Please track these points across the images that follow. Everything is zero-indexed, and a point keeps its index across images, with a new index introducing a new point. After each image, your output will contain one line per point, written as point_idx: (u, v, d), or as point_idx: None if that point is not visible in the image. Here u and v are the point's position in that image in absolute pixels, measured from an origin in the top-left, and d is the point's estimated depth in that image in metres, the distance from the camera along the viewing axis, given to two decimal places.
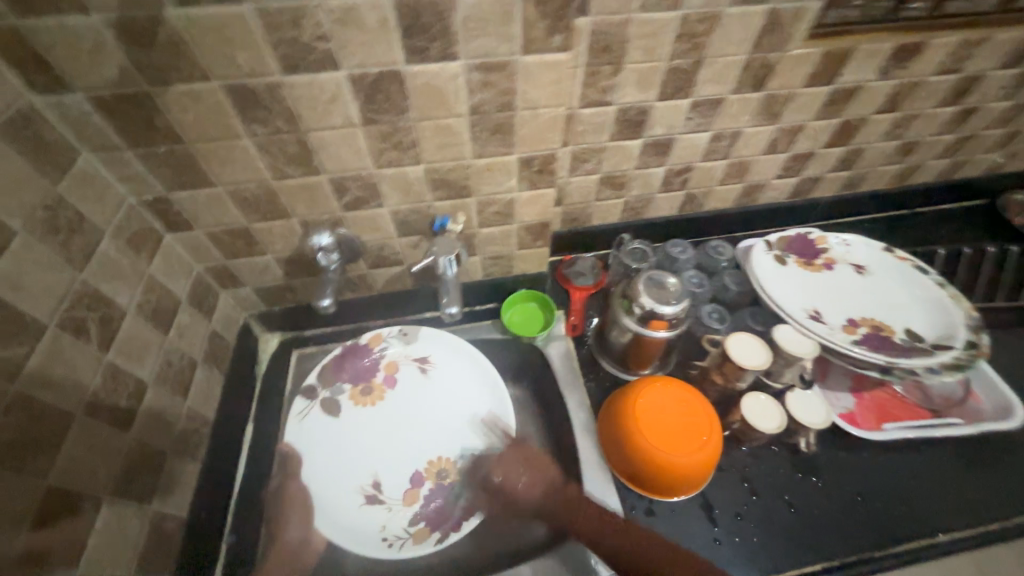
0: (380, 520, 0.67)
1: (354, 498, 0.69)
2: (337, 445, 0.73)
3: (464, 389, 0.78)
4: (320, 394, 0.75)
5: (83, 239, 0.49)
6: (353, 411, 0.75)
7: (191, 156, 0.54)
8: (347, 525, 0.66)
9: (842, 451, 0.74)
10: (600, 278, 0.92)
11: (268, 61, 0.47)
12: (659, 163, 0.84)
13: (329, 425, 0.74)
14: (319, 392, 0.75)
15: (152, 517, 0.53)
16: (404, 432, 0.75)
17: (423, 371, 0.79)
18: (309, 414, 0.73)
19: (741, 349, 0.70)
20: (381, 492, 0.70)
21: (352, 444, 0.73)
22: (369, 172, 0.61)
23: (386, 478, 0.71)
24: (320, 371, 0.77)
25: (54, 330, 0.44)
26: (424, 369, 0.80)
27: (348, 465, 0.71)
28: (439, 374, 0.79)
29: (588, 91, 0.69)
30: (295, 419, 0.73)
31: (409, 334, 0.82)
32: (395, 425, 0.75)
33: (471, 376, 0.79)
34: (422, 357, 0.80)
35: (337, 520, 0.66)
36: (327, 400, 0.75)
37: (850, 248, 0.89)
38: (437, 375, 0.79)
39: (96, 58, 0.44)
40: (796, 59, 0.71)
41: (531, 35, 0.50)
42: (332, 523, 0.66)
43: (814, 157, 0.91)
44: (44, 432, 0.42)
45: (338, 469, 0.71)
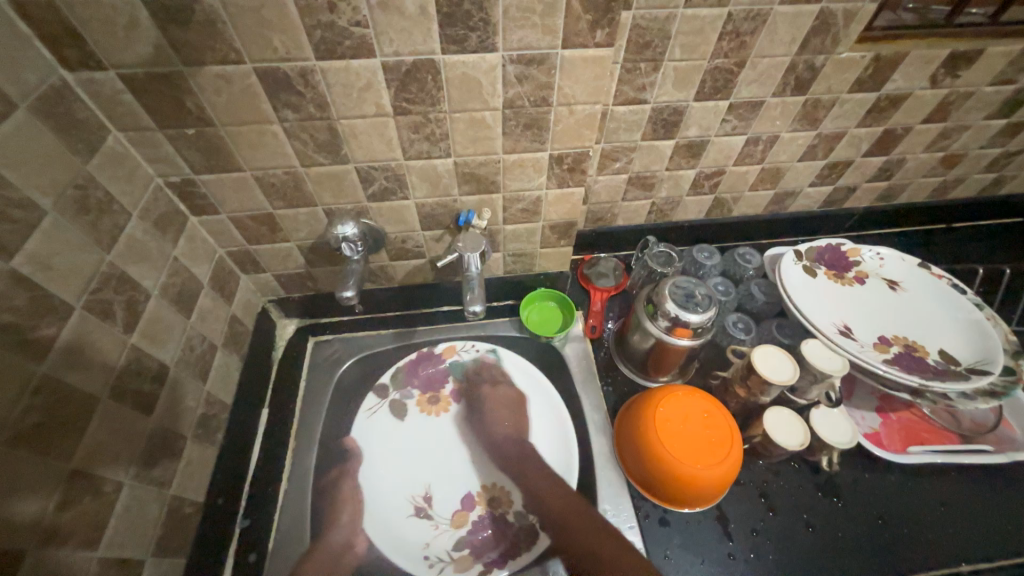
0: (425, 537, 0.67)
1: (405, 507, 0.69)
2: (394, 447, 0.74)
3: (528, 409, 0.78)
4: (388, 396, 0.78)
5: (111, 220, 0.49)
6: (417, 416, 0.77)
7: (221, 140, 0.53)
8: (386, 534, 0.66)
9: (865, 471, 0.72)
10: (623, 281, 0.90)
11: (304, 46, 0.46)
12: (691, 165, 0.81)
13: (390, 428, 0.75)
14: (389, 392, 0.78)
15: (170, 500, 0.53)
16: (459, 445, 0.75)
17: (491, 389, 0.80)
18: (377, 412, 0.76)
19: (768, 362, 0.67)
20: (430, 508, 0.69)
21: (412, 452, 0.74)
22: (397, 163, 0.59)
23: (437, 493, 0.71)
24: (394, 372, 0.80)
25: (81, 311, 0.44)
26: (491, 388, 0.80)
27: (403, 471, 0.72)
28: (508, 394, 0.80)
29: (624, 88, 0.67)
30: (362, 414, 0.76)
31: (477, 347, 0.83)
32: (459, 439, 0.76)
33: (543, 403, 0.79)
34: (492, 375, 0.81)
35: (385, 527, 0.67)
36: (396, 402, 0.78)
37: (884, 262, 0.86)
38: (503, 394, 0.79)
39: (132, 36, 0.43)
40: (844, 62, 0.68)
41: (575, 28, 0.48)
42: (382, 531, 0.66)
43: (852, 165, 0.87)
44: (70, 413, 0.42)
45: (394, 472, 0.72)
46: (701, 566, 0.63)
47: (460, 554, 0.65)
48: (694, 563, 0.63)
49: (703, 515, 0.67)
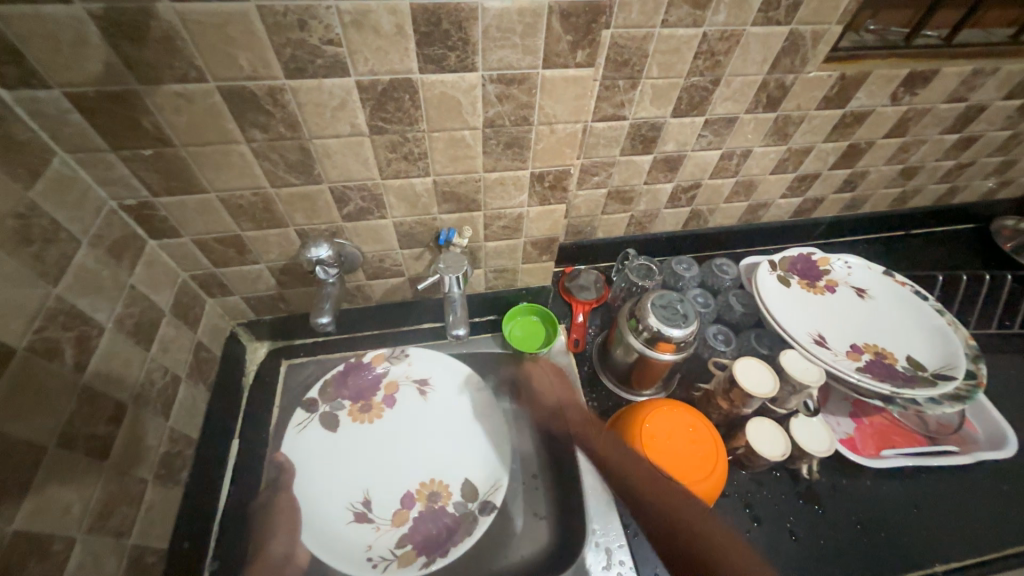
0: (367, 539, 0.64)
1: (343, 515, 0.66)
2: (325, 458, 0.70)
3: (466, 410, 0.77)
4: (318, 409, 0.73)
5: (58, 250, 0.45)
6: (349, 427, 0.73)
7: (182, 161, 0.50)
8: (313, 545, 0.62)
9: (841, 477, 0.74)
10: (604, 293, 0.90)
11: (272, 64, 0.43)
12: (668, 179, 0.82)
13: (326, 442, 0.71)
14: (319, 406, 0.73)
15: (130, 551, 0.49)
16: (391, 451, 0.72)
17: (423, 394, 0.78)
18: (307, 427, 0.72)
19: (751, 375, 0.68)
20: (370, 511, 0.67)
21: (348, 461, 0.71)
22: (374, 182, 0.57)
23: (378, 495, 0.69)
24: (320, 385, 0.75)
25: (23, 353, 0.40)
26: (423, 391, 0.78)
27: (339, 480, 0.69)
28: (443, 398, 0.78)
29: (603, 105, 0.66)
30: (291, 432, 0.71)
31: (406, 353, 0.80)
32: (397, 442, 0.73)
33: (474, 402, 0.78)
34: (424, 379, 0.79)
35: (325, 534, 0.64)
36: (327, 415, 0.73)
37: (852, 271, 0.89)
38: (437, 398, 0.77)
39: (79, 53, 0.39)
40: (812, 81, 0.70)
41: (556, 49, 0.47)
42: (320, 539, 0.63)
43: (820, 177, 0.90)
44: (11, 468, 0.38)
45: (328, 482, 0.68)
46: None
47: (404, 550, 0.64)
48: None
49: None
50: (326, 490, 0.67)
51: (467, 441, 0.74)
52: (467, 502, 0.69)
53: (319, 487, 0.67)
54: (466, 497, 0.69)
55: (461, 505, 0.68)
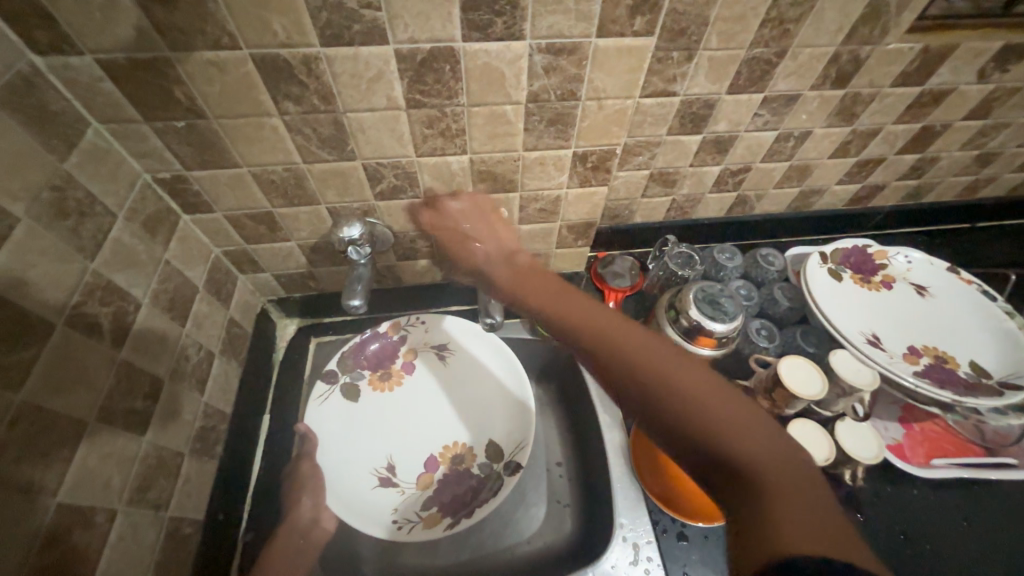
0: (393, 503, 0.65)
1: (370, 480, 0.66)
2: (347, 428, 0.70)
3: (484, 373, 0.75)
4: (339, 380, 0.72)
5: (94, 224, 0.44)
6: (372, 397, 0.73)
7: (214, 133, 0.48)
8: (333, 507, 0.61)
9: (886, 485, 0.70)
10: (638, 281, 0.87)
11: (307, 30, 0.40)
12: (717, 161, 0.76)
13: (348, 412, 0.70)
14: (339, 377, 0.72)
15: (168, 522, 0.50)
16: (411, 416, 0.73)
17: (442, 359, 0.76)
18: (329, 399, 0.70)
19: (796, 375, 0.64)
20: (395, 475, 0.68)
21: (370, 429, 0.70)
22: (408, 160, 0.54)
23: (402, 460, 0.69)
24: (339, 356, 0.73)
25: (63, 328, 0.40)
26: (443, 356, 0.77)
27: (363, 448, 0.69)
28: (462, 363, 0.76)
29: (654, 79, 0.61)
30: (312, 404, 0.69)
31: (421, 318, 0.78)
32: (418, 408, 0.73)
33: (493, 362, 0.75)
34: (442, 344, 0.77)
35: (350, 498, 0.63)
36: (347, 386, 0.72)
37: (912, 266, 0.82)
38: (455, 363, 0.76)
39: (110, 16, 0.37)
40: (890, 54, 0.63)
41: (612, 14, 0.43)
42: (345, 502, 0.62)
43: (884, 163, 0.83)
44: (54, 443, 0.38)
45: (352, 451, 0.68)
46: None
47: (429, 513, 0.65)
48: None
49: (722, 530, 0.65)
50: (351, 455, 0.67)
51: (486, 405, 0.73)
52: (490, 464, 0.68)
53: (344, 452, 0.67)
54: (490, 459, 0.68)
55: (484, 466, 0.68)
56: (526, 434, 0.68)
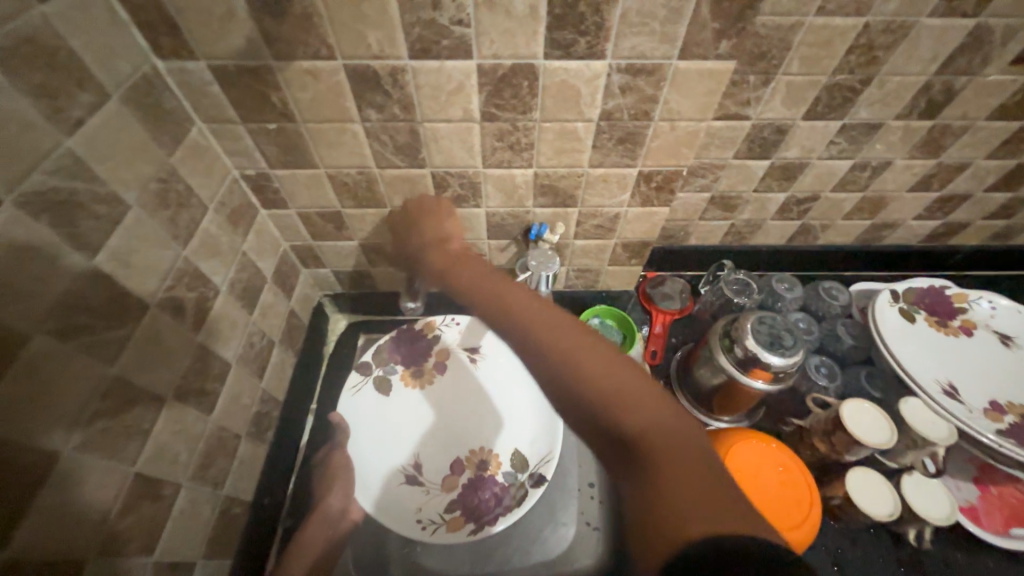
0: (417, 500, 0.65)
1: (396, 477, 0.66)
2: (375, 421, 0.70)
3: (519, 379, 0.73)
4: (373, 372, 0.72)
5: (189, 215, 0.47)
6: (403, 392, 0.73)
7: (300, 136, 0.51)
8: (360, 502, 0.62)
9: (955, 549, 0.64)
10: (689, 305, 0.84)
11: (398, 44, 0.42)
12: (783, 188, 0.74)
13: (378, 405, 0.71)
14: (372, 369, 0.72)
15: (223, 500, 0.52)
16: (439, 416, 0.72)
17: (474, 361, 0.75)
18: (362, 390, 0.70)
19: (860, 420, 0.60)
20: (421, 475, 0.67)
21: (399, 426, 0.70)
22: (475, 170, 0.56)
23: (427, 460, 0.68)
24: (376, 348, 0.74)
25: (155, 309, 0.43)
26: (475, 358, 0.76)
27: (391, 443, 0.69)
28: (495, 368, 0.75)
29: (726, 102, 0.60)
30: (346, 393, 0.70)
31: (458, 320, 0.77)
32: (445, 409, 0.72)
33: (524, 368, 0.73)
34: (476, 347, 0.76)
35: (376, 492, 0.64)
36: (380, 378, 0.72)
37: (997, 313, 0.76)
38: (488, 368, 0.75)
39: (225, 26, 0.41)
40: (989, 86, 0.59)
41: (698, 38, 0.42)
42: (372, 498, 0.63)
43: (970, 200, 0.77)
44: (137, 415, 0.41)
45: (383, 445, 0.68)
46: None
47: (453, 516, 0.64)
48: None
49: None
50: (379, 449, 0.67)
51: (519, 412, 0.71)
52: (517, 474, 0.66)
53: (373, 445, 0.67)
54: (517, 469, 0.66)
55: (511, 476, 0.66)
56: (553, 445, 0.65)
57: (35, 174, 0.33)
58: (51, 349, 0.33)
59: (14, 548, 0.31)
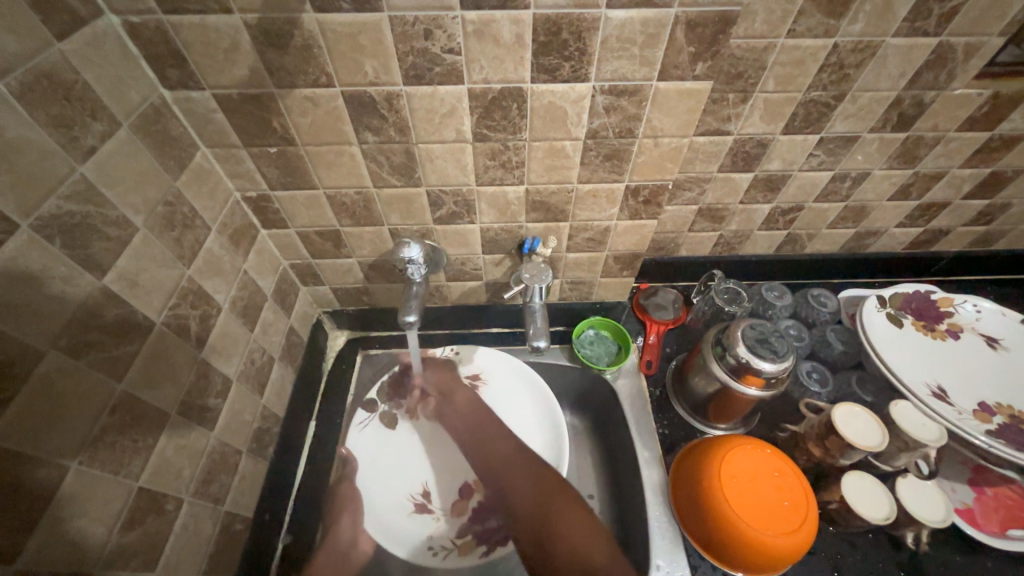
0: (428, 529, 0.68)
1: (405, 505, 0.70)
2: (382, 455, 0.73)
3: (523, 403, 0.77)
4: (378, 408, 0.76)
5: (193, 236, 0.49)
6: (408, 425, 0.76)
7: (300, 159, 0.53)
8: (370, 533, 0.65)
9: (954, 553, 0.64)
10: (682, 315, 0.86)
11: (393, 71, 0.45)
12: (767, 200, 0.76)
13: (385, 439, 0.74)
14: (378, 406, 0.76)
15: (224, 517, 0.53)
16: (445, 446, 0.76)
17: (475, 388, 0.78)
18: (368, 425, 0.74)
19: (852, 425, 0.61)
20: (430, 503, 0.71)
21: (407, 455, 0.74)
22: (469, 188, 0.58)
23: (436, 487, 0.72)
24: (379, 386, 0.77)
25: (160, 327, 0.44)
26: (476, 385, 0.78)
27: (399, 473, 0.72)
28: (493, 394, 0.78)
29: (708, 119, 0.63)
30: (353, 429, 0.73)
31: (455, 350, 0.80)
32: (450, 437, 0.76)
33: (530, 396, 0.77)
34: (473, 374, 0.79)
35: (386, 525, 0.67)
36: (386, 414, 0.76)
37: (982, 316, 0.78)
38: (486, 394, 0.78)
39: (230, 58, 0.43)
40: (956, 99, 0.62)
41: (675, 60, 0.45)
42: (382, 530, 0.66)
43: (948, 207, 0.80)
44: (142, 431, 0.42)
45: (389, 475, 0.72)
46: None
47: (463, 541, 0.67)
48: None
49: None
50: (388, 483, 0.71)
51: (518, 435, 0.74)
52: None
53: (381, 479, 0.71)
54: None
55: None
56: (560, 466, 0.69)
57: (50, 199, 0.34)
58: (63, 365, 0.35)
59: (25, 560, 0.32)
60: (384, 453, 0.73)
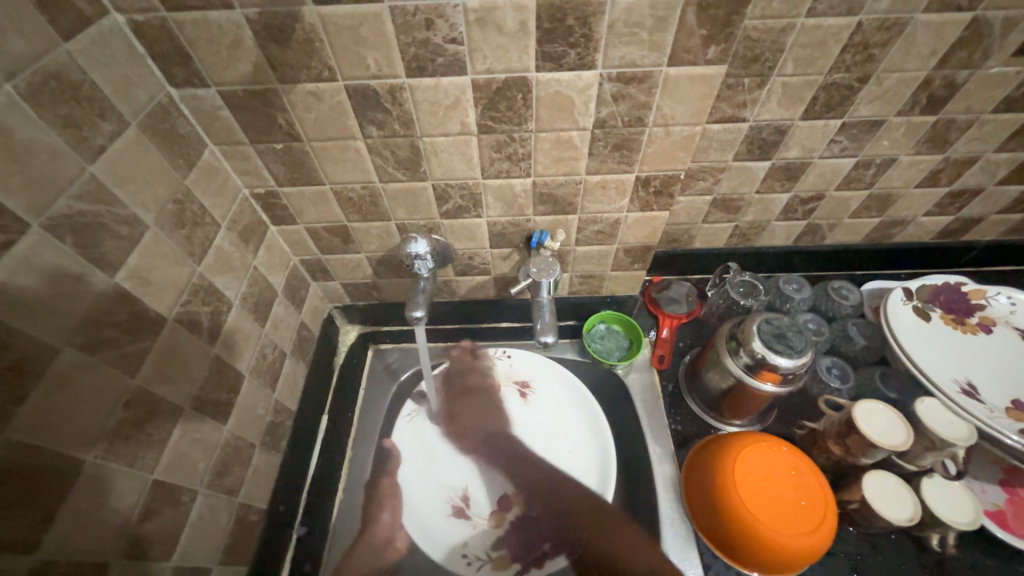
0: (465, 537, 0.67)
1: (445, 508, 0.69)
2: (428, 452, 0.75)
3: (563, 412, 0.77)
4: (422, 403, 0.79)
5: (203, 233, 0.50)
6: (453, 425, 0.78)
7: (306, 155, 0.53)
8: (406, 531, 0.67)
9: (983, 556, 0.61)
10: (696, 308, 0.84)
11: (395, 63, 0.44)
12: (785, 188, 0.73)
13: (428, 436, 0.76)
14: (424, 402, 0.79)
15: (239, 509, 0.54)
16: (489, 452, 0.75)
17: (524, 396, 0.79)
18: (414, 419, 0.77)
19: (875, 423, 0.59)
20: (469, 508, 0.70)
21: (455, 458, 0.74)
22: (475, 181, 0.57)
23: (476, 493, 0.71)
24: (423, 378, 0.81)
25: (172, 323, 0.45)
26: (525, 393, 0.80)
27: (443, 470, 0.73)
28: (543, 401, 0.79)
29: (722, 105, 0.60)
30: (402, 420, 0.77)
31: (507, 352, 0.82)
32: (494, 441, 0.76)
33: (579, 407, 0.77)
34: (526, 381, 0.80)
35: (425, 526, 0.68)
36: (430, 410, 0.78)
37: (1017, 308, 0.74)
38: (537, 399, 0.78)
39: (234, 54, 0.43)
40: (992, 78, 0.58)
41: (686, 44, 0.43)
42: (419, 529, 0.67)
43: (982, 193, 0.75)
44: (156, 425, 0.42)
45: (433, 474, 0.72)
46: None
47: (497, 554, 0.66)
48: None
49: None
50: (430, 482, 0.72)
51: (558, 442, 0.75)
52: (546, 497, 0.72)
53: (424, 478, 0.72)
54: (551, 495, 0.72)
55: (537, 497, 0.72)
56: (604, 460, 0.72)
57: (61, 199, 0.35)
58: (78, 361, 0.36)
59: (45, 550, 0.33)
60: (427, 451, 0.74)
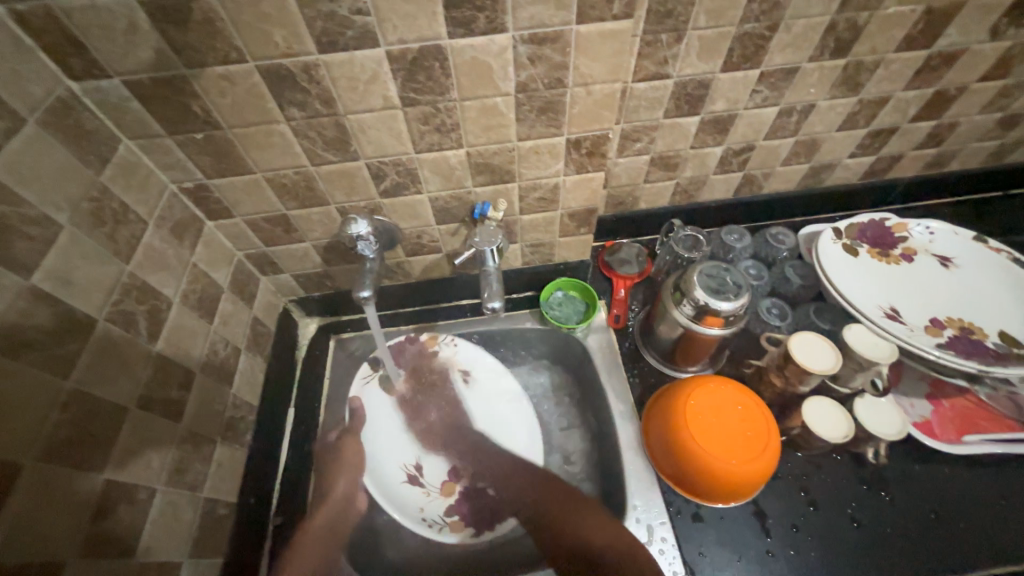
0: (421, 502, 0.74)
1: (400, 475, 0.75)
2: (384, 416, 0.79)
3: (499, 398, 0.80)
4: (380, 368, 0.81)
5: (128, 231, 0.49)
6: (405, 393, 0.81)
7: (230, 143, 0.52)
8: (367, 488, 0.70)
9: (913, 462, 0.67)
10: (646, 267, 0.87)
11: (304, 39, 0.44)
12: (718, 141, 0.76)
13: (382, 401, 0.80)
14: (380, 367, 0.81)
15: (204, 503, 0.54)
16: (441, 425, 0.80)
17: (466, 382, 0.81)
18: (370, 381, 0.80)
19: (808, 352, 0.63)
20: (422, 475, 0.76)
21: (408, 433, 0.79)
22: (408, 157, 0.57)
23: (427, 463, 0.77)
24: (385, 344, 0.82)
25: (104, 323, 0.44)
26: (467, 380, 0.81)
27: (398, 439, 0.78)
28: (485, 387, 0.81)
29: (644, 63, 0.62)
30: (358, 382, 0.80)
31: (455, 342, 0.83)
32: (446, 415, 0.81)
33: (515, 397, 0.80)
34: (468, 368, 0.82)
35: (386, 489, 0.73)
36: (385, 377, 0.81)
37: (935, 237, 0.79)
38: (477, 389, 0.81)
39: (132, 41, 0.42)
40: (890, 18, 0.62)
41: (590, 0, 0.44)
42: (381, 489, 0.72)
43: (898, 132, 0.80)
44: (99, 425, 0.42)
45: (390, 440, 0.77)
46: (738, 563, 0.60)
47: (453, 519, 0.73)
48: (729, 561, 0.61)
49: (737, 510, 0.64)
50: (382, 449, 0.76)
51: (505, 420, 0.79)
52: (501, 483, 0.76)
53: (377, 444, 0.76)
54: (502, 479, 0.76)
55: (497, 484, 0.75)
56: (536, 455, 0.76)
57: None
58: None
59: None
60: (377, 420, 0.78)
